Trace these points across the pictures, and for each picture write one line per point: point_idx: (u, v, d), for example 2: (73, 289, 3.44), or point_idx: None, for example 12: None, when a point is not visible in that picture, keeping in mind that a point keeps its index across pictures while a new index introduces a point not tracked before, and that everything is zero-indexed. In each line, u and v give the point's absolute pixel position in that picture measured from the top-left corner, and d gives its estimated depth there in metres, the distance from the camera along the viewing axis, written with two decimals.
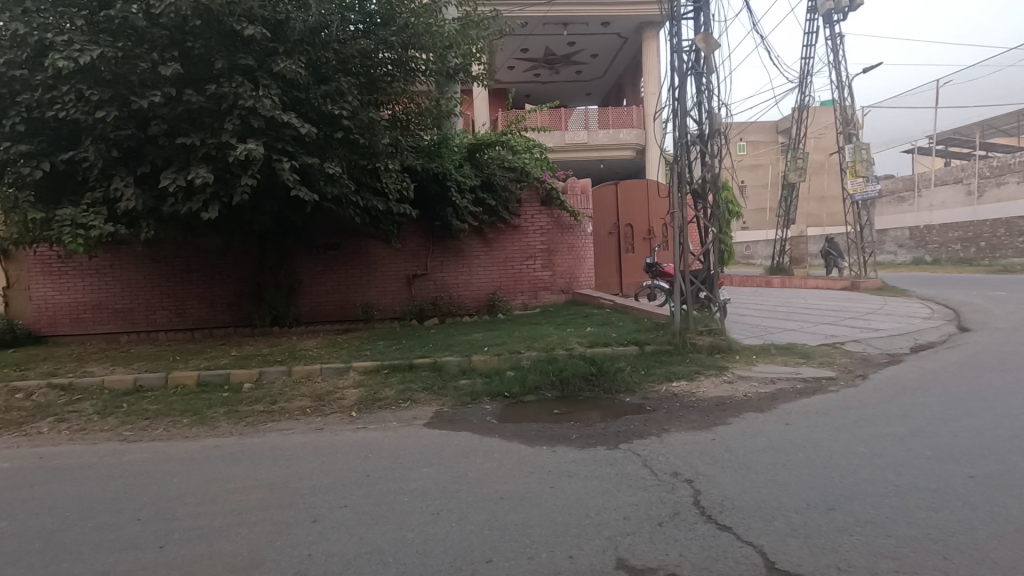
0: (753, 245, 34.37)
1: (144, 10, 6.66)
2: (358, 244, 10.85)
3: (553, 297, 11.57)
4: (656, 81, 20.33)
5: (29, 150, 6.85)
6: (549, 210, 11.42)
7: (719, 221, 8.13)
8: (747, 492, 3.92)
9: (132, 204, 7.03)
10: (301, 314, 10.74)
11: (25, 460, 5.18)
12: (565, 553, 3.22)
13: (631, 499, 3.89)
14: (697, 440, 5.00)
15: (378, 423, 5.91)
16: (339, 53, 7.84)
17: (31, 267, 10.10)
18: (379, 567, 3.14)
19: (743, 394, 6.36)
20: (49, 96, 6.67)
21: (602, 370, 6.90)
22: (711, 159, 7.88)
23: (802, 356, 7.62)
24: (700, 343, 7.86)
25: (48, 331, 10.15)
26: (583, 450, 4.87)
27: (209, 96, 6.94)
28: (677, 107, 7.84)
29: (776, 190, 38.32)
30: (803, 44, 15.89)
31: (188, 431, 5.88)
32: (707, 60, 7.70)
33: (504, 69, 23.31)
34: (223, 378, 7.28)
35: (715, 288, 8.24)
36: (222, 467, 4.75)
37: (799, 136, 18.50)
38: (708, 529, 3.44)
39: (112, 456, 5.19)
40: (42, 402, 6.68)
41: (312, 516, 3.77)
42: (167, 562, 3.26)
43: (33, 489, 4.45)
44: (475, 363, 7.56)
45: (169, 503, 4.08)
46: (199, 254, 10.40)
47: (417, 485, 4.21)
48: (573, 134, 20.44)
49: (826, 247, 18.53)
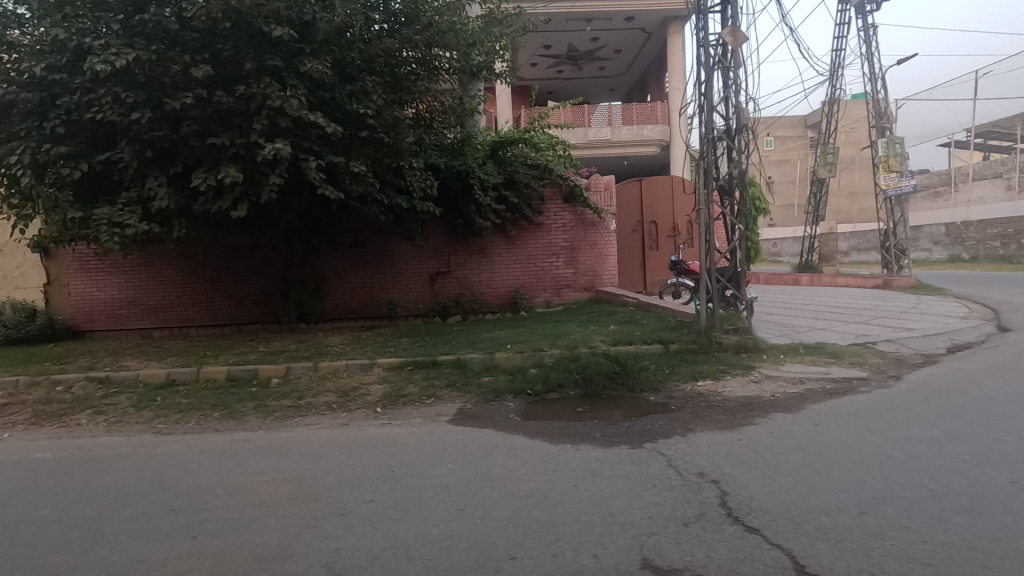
0: (780, 242, 33.28)
1: (177, 14, 6.83)
2: (382, 242, 10.96)
3: (576, 294, 11.50)
4: (681, 76, 20.07)
5: (69, 151, 7.08)
6: (572, 206, 11.36)
7: (747, 218, 7.96)
8: (774, 493, 3.86)
9: (165, 203, 7.24)
10: (326, 311, 10.90)
11: (65, 451, 5.37)
12: (590, 551, 3.21)
13: (656, 498, 3.86)
14: (723, 440, 4.93)
15: (402, 419, 5.98)
16: (364, 53, 7.91)
17: (70, 264, 10.46)
18: (405, 561, 3.17)
19: (771, 394, 6.25)
20: (87, 99, 6.89)
21: (625, 368, 6.85)
22: (739, 154, 7.74)
23: (832, 356, 7.45)
24: (726, 342, 7.76)
25: (85, 326, 10.51)
26: (607, 450, 4.84)
27: (239, 96, 7.10)
28: (704, 102, 7.73)
29: (804, 186, 37.39)
30: (835, 35, 15.44)
31: (218, 425, 6.02)
32: (735, 53, 7.56)
33: (527, 66, 23.24)
34: (252, 373, 7.44)
35: (742, 286, 8.08)
36: (252, 461, 4.85)
37: (829, 130, 18.03)
38: (736, 530, 3.40)
39: (147, 449, 5.35)
40: (81, 394, 6.94)
41: (339, 510, 3.83)
42: (200, 552, 3.35)
43: (73, 479, 4.61)
44: (497, 361, 7.57)
45: (203, 494, 4.19)
46: (228, 253, 10.62)
47: (441, 481, 4.25)
48: (597, 131, 20.30)
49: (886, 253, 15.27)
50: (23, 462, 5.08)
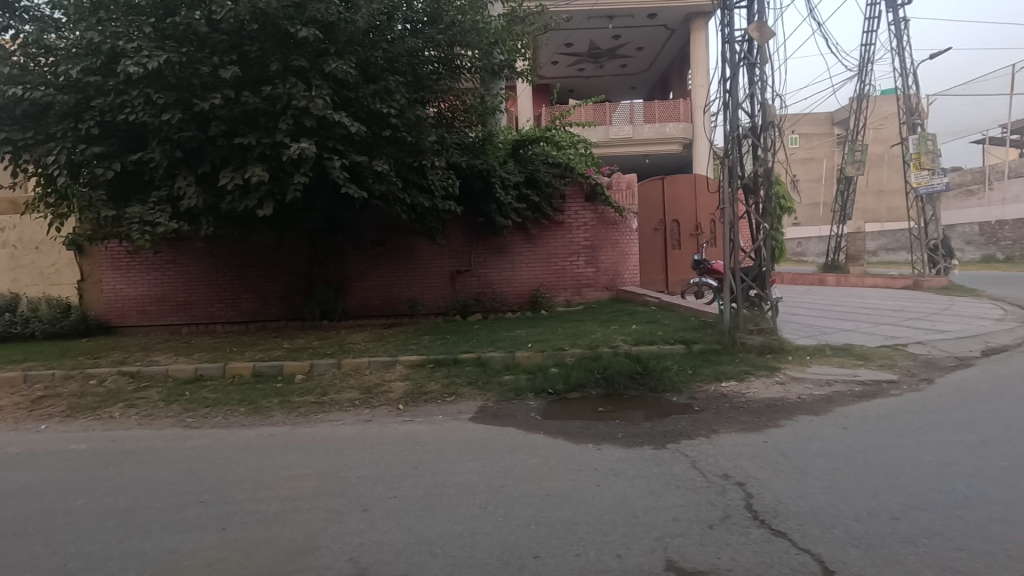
0: (805, 241, 32.58)
1: (206, 17, 6.97)
2: (404, 240, 11.04)
3: (596, 294, 11.43)
4: (704, 73, 19.81)
5: (102, 151, 7.27)
6: (593, 205, 11.29)
7: (772, 217, 7.83)
8: (803, 497, 3.79)
9: (194, 202, 7.40)
10: (349, 308, 11.03)
11: (99, 442, 5.54)
12: (613, 552, 3.20)
13: (680, 500, 3.82)
14: (748, 442, 4.86)
15: (424, 416, 6.02)
16: (388, 53, 7.97)
17: (103, 262, 10.76)
18: (428, 558, 3.19)
19: (797, 396, 6.14)
20: (120, 101, 7.08)
21: (647, 369, 6.80)
22: (765, 152, 7.60)
23: (861, 358, 7.28)
24: (750, 343, 7.64)
25: (116, 322, 10.81)
26: (629, 450, 4.80)
27: (265, 97, 7.23)
28: (729, 99, 7.61)
29: (830, 184, 36.60)
30: (865, 29, 15.07)
31: (244, 419, 6.14)
32: (761, 49, 7.42)
33: (548, 64, 23.17)
34: (277, 369, 7.56)
35: (767, 286, 7.95)
36: (278, 456, 4.94)
37: (858, 127, 17.61)
38: (762, 534, 3.35)
39: (176, 442, 5.48)
40: (113, 388, 7.13)
41: (363, 505, 3.87)
42: (228, 543, 3.42)
43: (106, 470, 4.75)
44: (518, 359, 7.57)
45: (231, 487, 4.28)
46: (253, 251, 10.81)
47: (464, 478, 4.27)
48: (618, 129, 20.15)
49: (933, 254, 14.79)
50: (59, 453, 5.25)
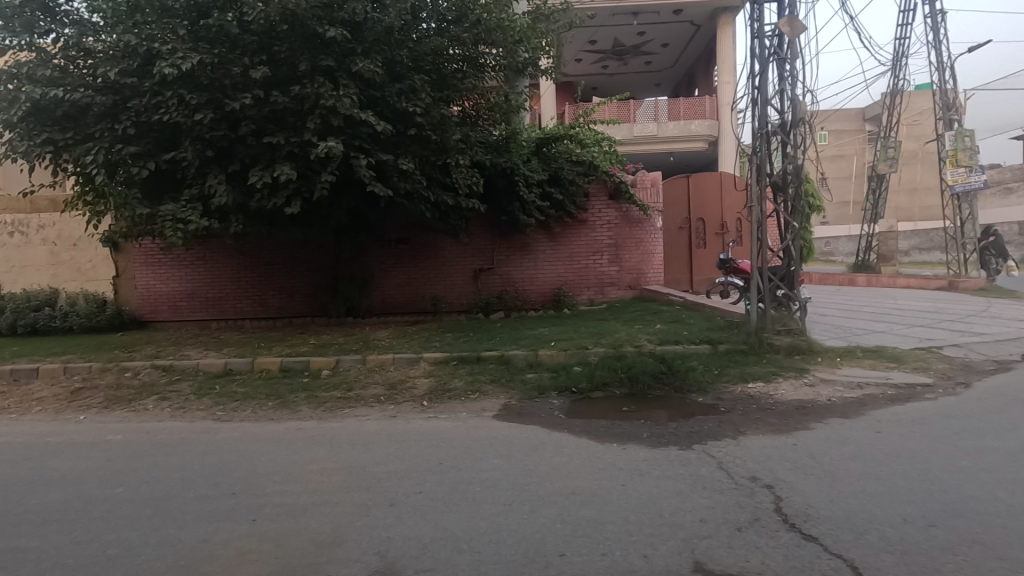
0: (833, 241, 31.76)
1: (238, 18, 7.10)
2: (427, 239, 11.12)
3: (620, 293, 11.34)
4: (731, 69, 19.51)
5: (138, 151, 7.47)
6: (617, 204, 11.21)
7: (801, 216, 7.67)
8: (835, 502, 3.70)
9: (224, 201, 7.57)
10: (373, 305, 11.16)
11: (134, 434, 5.70)
12: (640, 552, 3.17)
13: (707, 501, 3.76)
14: (777, 444, 4.77)
15: (448, 413, 6.06)
16: (413, 52, 8.02)
17: (136, 258, 11.07)
18: (454, 553, 3.21)
19: (827, 398, 6.01)
20: (155, 101, 7.27)
21: (672, 369, 6.73)
22: (795, 149, 7.44)
23: (894, 360, 7.10)
24: (778, 343, 7.51)
25: (149, 317, 11.11)
26: (654, 450, 4.76)
27: (294, 96, 7.35)
28: (757, 96, 7.47)
29: (861, 182, 35.63)
30: (899, 23, 14.65)
31: (272, 414, 6.26)
32: (792, 44, 7.28)
33: (571, 62, 23.01)
34: (304, 364, 7.68)
35: (795, 286, 7.80)
36: (305, 449, 5.02)
37: (891, 123, 17.12)
38: (793, 538, 3.29)
39: (207, 434, 5.61)
40: (147, 380, 7.35)
41: (389, 500, 3.91)
42: (258, 535, 3.48)
43: (141, 460, 4.89)
44: (541, 358, 7.56)
45: (261, 479, 4.36)
46: (281, 249, 11.00)
47: (488, 475, 4.28)
48: (642, 127, 19.95)
49: (974, 253, 14.35)
50: (97, 443, 5.43)
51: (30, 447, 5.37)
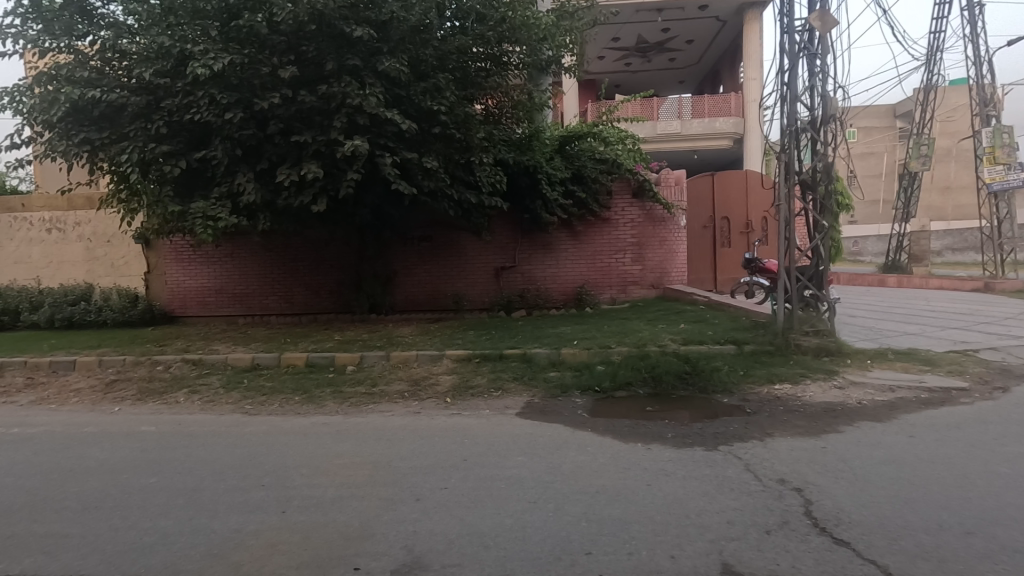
0: (861, 241, 30.98)
1: (267, 19, 7.21)
2: (449, 236, 11.18)
3: (642, 292, 11.26)
4: (758, 65, 19.31)
5: (170, 150, 7.65)
6: (641, 202, 11.12)
7: (831, 215, 7.52)
8: (867, 506, 3.63)
9: (252, 198, 7.71)
10: (396, 302, 11.28)
11: (166, 425, 5.85)
12: (667, 552, 3.15)
13: (734, 503, 3.72)
14: (805, 447, 4.69)
15: (471, 410, 6.10)
16: (438, 51, 8.07)
17: (167, 255, 11.34)
18: (480, 549, 3.23)
19: (857, 400, 5.89)
20: (187, 101, 7.43)
21: (697, 369, 6.66)
22: (825, 147, 7.28)
23: (927, 363, 6.91)
24: (806, 344, 7.38)
25: (179, 312, 11.38)
26: (680, 450, 4.72)
27: (321, 96, 7.45)
28: (787, 92, 7.33)
29: (891, 181, 34.72)
30: (933, 16, 14.25)
31: (299, 408, 6.37)
32: (823, 39, 7.13)
33: (594, 60, 22.87)
34: (329, 360, 7.79)
35: (824, 286, 7.65)
36: (332, 444, 5.10)
37: (924, 119, 16.65)
38: (823, 541, 3.23)
39: (237, 427, 5.74)
40: (177, 374, 7.54)
41: (415, 495, 3.95)
42: (289, 526, 3.55)
43: (174, 451, 5.02)
44: (564, 357, 7.54)
45: (290, 472, 4.44)
46: (306, 246, 11.17)
47: (513, 472, 4.30)
48: (665, 124, 19.69)
49: (1013, 254, 13.89)
50: (132, 433, 5.59)
51: (69, 436, 5.56)
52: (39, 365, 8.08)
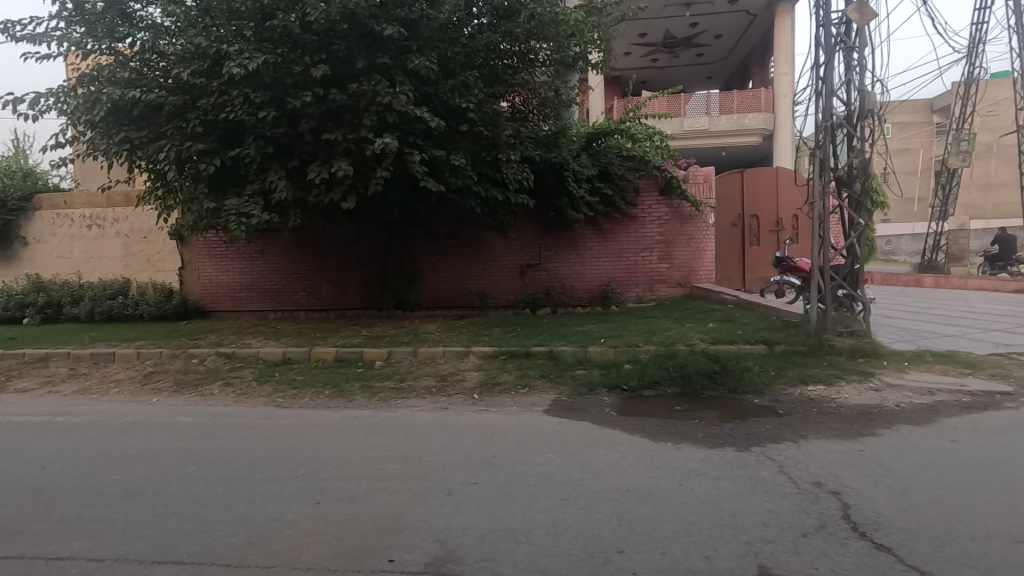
0: (895, 239, 30.18)
1: (300, 19, 7.31)
2: (475, 234, 11.21)
3: (669, 290, 11.13)
4: (789, 60, 18.95)
5: (205, 148, 7.82)
6: (668, 199, 10.98)
7: (867, 213, 7.35)
8: (908, 512, 3.53)
9: (284, 195, 7.85)
10: (422, 299, 11.38)
11: (203, 417, 6.01)
12: (700, 553, 3.12)
13: (769, 505, 3.66)
14: (841, 449, 4.58)
15: (499, 406, 6.12)
16: (466, 48, 8.10)
17: (201, 251, 11.63)
18: (512, 544, 3.24)
19: (894, 403, 5.73)
20: (222, 100, 7.58)
21: (727, 369, 6.57)
22: (862, 142, 7.09)
23: (969, 366, 6.69)
24: (840, 345, 7.22)
25: (211, 306, 11.66)
26: (711, 450, 4.67)
27: (351, 94, 7.55)
28: (822, 87, 7.16)
29: (927, 178, 33.67)
30: (976, 7, 13.74)
31: (330, 402, 6.48)
32: (860, 31, 6.95)
33: (621, 56, 22.68)
34: (357, 355, 7.90)
35: (859, 285, 7.49)
36: (362, 437, 5.17)
37: (965, 114, 16.09)
38: (863, 546, 3.16)
39: (271, 419, 5.86)
40: (212, 367, 7.74)
41: (446, 489, 3.98)
42: (323, 518, 3.60)
43: (210, 442, 5.16)
44: (591, 355, 7.51)
45: (323, 465, 4.52)
46: (334, 242, 11.33)
47: (542, 469, 4.29)
48: (693, 120, 19.41)
49: None
50: (170, 424, 5.76)
51: (111, 425, 5.75)
52: (81, 356, 8.38)
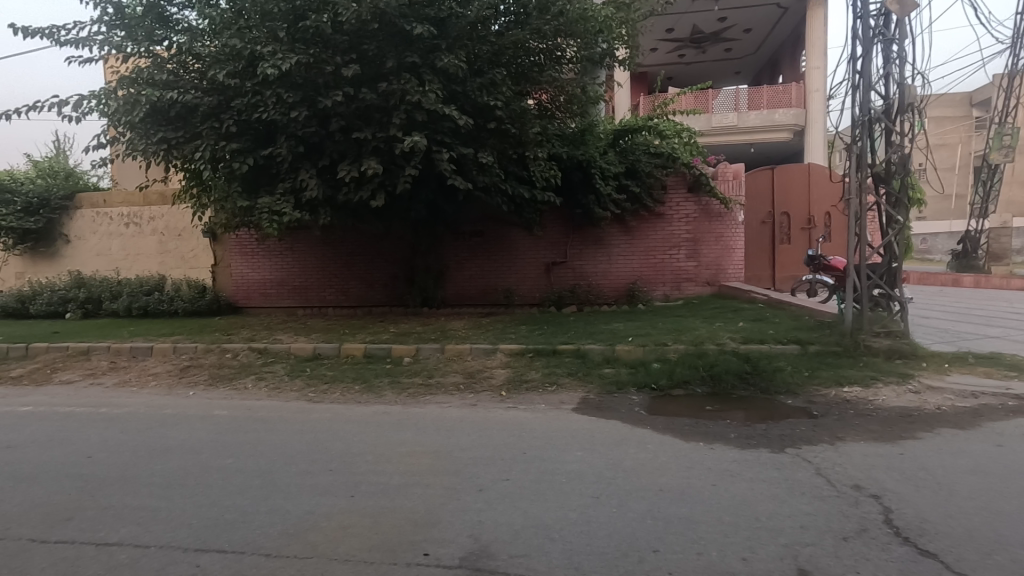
0: (931, 237, 29.26)
1: (331, 19, 7.41)
2: (501, 232, 11.23)
3: (697, 289, 10.98)
4: (821, 54, 18.55)
5: (239, 148, 7.97)
6: (696, 197, 10.83)
7: (906, 210, 7.14)
8: (955, 518, 3.41)
9: (314, 194, 7.98)
10: (448, 297, 11.44)
11: (238, 410, 6.16)
12: (737, 554, 3.07)
13: (807, 507, 3.59)
14: (880, 453, 4.46)
15: (527, 403, 6.13)
16: (494, 46, 8.12)
17: (233, 248, 11.90)
18: (545, 541, 3.24)
19: (935, 406, 5.56)
20: (255, 100, 7.71)
21: (758, 369, 6.46)
22: (901, 137, 6.89)
23: (1014, 369, 6.45)
24: (877, 346, 7.04)
25: (242, 302, 11.92)
26: (744, 451, 4.60)
27: (381, 93, 7.62)
28: (859, 81, 6.97)
29: (966, 173, 32.53)
30: None
31: (360, 397, 6.57)
32: (900, 23, 6.75)
33: (647, 52, 22.44)
34: (386, 351, 7.99)
35: (896, 285, 7.29)
36: (393, 432, 5.23)
37: (1008, 107, 15.48)
38: (907, 552, 3.07)
39: (304, 414, 5.98)
40: (244, 361, 7.91)
41: (477, 485, 4.00)
42: (358, 510, 3.66)
43: (246, 435, 5.27)
44: (619, 353, 7.46)
45: (357, 459, 4.59)
46: (362, 240, 11.46)
47: (573, 468, 4.28)
48: (721, 117, 19.10)
49: None
50: (207, 417, 5.92)
51: (150, 417, 5.94)
52: (121, 350, 8.65)
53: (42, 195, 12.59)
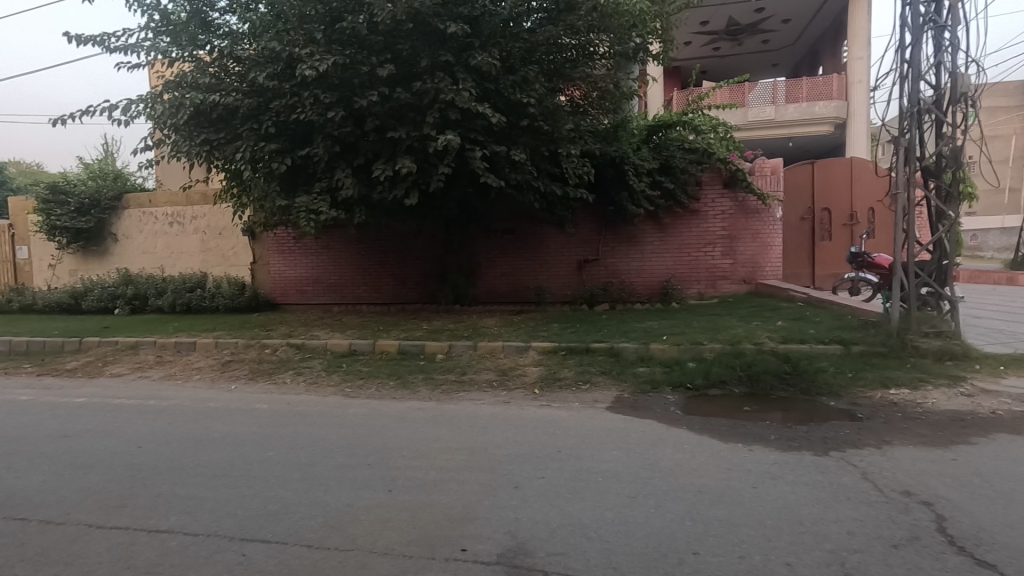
0: (982, 233, 27.92)
1: (367, 20, 7.50)
2: (532, 229, 11.22)
3: (733, 287, 10.74)
4: (864, 43, 17.89)
5: (277, 148, 8.16)
6: (732, 192, 10.60)
7: (958, 205, 6.84)
8: (1014, 528, 3.25)
9: (350, 193, 8.11)
10: (479, 294, 11.50)
11: (277, 404, 6.32)
12: (781, 559, 3.00)
13: (854, 513, 3.47)
14: (931, 458, 4.28)
15: (560, 402, 6.11)
16: (528, 43, 8.10)
17: (271, 246, 12.23)
18: (582, 540, 3.22)
19: (990, 410, 5.30)
20: (293, 101, 7.87)
21: (798, 369, 6.30)
22: (952, 128, 6.59)
23: None
24: (925, 347, 6.76)
25: (280, 299, 12.27)
26: (785, 453, 4.49)
27: (415, 93, 7.69)
28: (908, 71, 6.70)
29: (1021, 165, 30.89)
30: None
31: (394, 393, 6.66)
32: (953, 9, 6.44)
33: (681, 46, 22.06)
34: (420, 348, 8.08)
35: (947, 283, 6.98)
36: (428, 428, 5.28)
37: None
38: (963, 562, 2.94)
39: (340, 408, 6.10)
40: (283, 357, 8.11)
41: (513, 482, 4.01)
42: (395, 505, 3.71)
43: (286, 428, 5.40)
44: (653, 352, 7.38)
45: (393, 454, 4.65)
46: (395, 238, 11.61)
47: (609, 467, 4.24)
48: (757, 111, 18.64)
49: None
50: (248, 410, 6.09)
51: (195, 410, 6.15)
52: (167, 345, 8.97)
53: (93, 195, 13.16)
